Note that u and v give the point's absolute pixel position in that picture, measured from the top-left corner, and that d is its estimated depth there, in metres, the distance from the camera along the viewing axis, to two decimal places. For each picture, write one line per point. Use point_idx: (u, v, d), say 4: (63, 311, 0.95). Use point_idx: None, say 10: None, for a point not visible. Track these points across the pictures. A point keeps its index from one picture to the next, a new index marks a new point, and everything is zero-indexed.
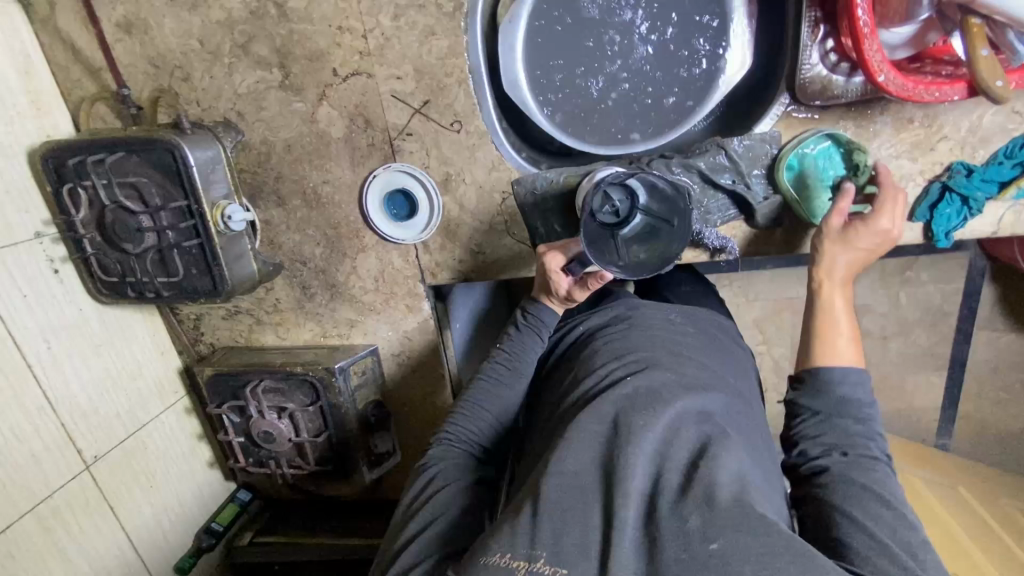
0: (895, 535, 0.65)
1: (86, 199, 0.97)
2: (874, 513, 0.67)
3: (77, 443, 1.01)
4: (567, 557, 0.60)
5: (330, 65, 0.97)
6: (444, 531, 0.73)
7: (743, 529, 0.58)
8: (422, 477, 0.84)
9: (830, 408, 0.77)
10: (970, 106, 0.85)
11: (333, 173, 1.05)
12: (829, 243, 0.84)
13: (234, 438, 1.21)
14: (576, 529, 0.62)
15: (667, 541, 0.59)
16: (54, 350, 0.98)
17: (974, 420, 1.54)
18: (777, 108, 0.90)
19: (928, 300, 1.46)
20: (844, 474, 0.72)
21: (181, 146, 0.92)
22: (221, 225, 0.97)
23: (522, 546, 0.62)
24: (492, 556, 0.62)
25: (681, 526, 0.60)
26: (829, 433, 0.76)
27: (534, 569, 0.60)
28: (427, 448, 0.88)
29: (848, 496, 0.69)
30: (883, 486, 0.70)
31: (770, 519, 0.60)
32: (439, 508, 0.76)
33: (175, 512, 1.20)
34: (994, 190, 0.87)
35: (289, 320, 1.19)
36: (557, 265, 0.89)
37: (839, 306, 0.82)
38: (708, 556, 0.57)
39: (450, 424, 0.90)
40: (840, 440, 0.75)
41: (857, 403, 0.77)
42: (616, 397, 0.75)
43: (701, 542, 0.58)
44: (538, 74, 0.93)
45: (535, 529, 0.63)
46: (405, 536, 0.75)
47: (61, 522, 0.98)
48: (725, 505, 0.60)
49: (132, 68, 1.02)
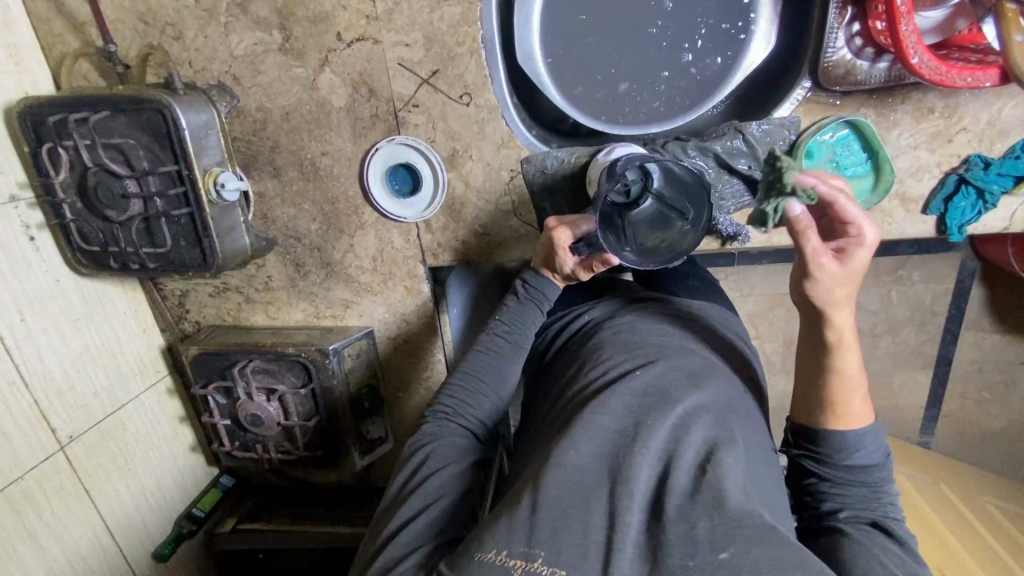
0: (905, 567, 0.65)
1: (67, 160, 0.90)
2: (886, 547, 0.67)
3: (51, 422, 0.95)
4: (568, 558, 0.57)
5: (334, 28, 0.92)
6: (442, 515, 0.70)
7: (753, 539, 0.55)
8: (415, 451, 0.80)
9: (846, 459, 0.74)
10: (990, 97, 0.84)
11: (332, 144, 1.00)
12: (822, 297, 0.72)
13: (219, 420, 1.15)
14: (577, 528, 0.59)
15: (674, 543, 0.56)
16: (28, 324, 0.92)
17: (956, 419, 1.56)
18: (797, 92, 0.88)
19: (919, 300, 1.46)
20: (859, 512, 0.71)
21: (173, 106, 0.86)
22: (214, 193, 0.92)
23: (519, 542, 0.58)
24: (487, 552, 0.58)
25: (688, 531, 0.57)
26: (843, 494, 0.74)
27: (531, 569, 0.56)
28: (422, 422, 0.84)
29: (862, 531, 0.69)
30: (899, 529, 0.70)
31: (782, 531, 0.57)
32: (436, 489, 0.73)
33: (152, 499, 1.15)
34: (1010, 184, 0.87)
35: (281, 300, 1.14)
36: (565, 244, 0.83)
37: (853, 380, 0.74)
38: (716, 566, 0.54)
39: (445, 397, 0.85)
40: (855, 502, 0.73)
41: (871, 442, 0.75)
42: (626, 391, 0.71)
43: (709, 551, 0.55)
44: (555, 47, 0.89)
45: (533, 525, 0.59)
46: (394, 524, 0.70)
47: (33, 506, 0.92)
48: (735, 514, 0.57)
49: (120, 24, 0.95)
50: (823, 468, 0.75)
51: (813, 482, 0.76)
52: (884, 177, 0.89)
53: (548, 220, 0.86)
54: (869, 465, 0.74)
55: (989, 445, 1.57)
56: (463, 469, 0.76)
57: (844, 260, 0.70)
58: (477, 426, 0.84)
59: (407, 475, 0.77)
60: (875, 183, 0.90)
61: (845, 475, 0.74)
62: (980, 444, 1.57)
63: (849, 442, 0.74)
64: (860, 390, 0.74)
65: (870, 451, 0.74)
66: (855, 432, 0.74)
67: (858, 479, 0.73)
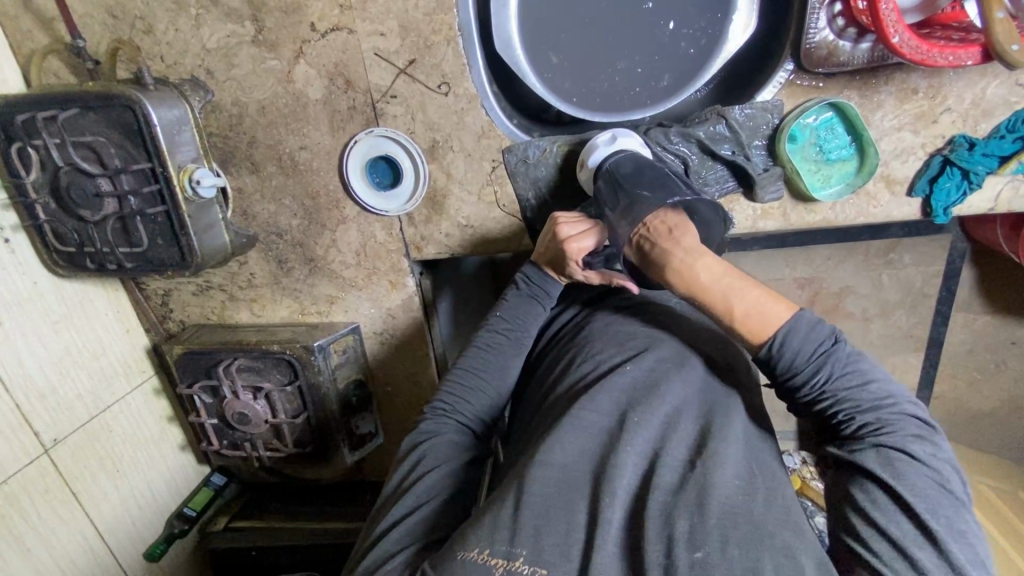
0: (915, 487, 0.55)
1: (38, 160, 0.88)
2: (891, 461, 0.57)
3: (34, 425, 0.94)
4: (548, 556, 0.56)
5: (308, 19, 0.90)
6: (437, 514, 0.69)
7: (733, 540, 0.54)
8: (412, 449, 0.79)
9: (799, 372, 0.63)
10: (974, 77, 0.83)
11: (311, 138, 0.98)
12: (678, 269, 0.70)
13: (206, 419, 1.14)
14: (559, 529, 0.58)
15: (652, 541, 0.55)
16: (5, 327, 0.90)
17: (946, 400, 1.56)
18: (780, 75, 0.87)
19: (910, 282, 1.44)
20: (859, 423, 0.61)
21: (143, 102, 0.84)
22: (189, 190, 0.90)
23: (501, 541, 0.57)
24: (469, 551, 0.57)
25: (668, 530, 0.55)
26: (837, 415, 0.62)
27: (512, 568, 0.55)
28: (421, 419, 0.83)
29: (861, 450, 0.59)
30: (897, 452, 0.58)
31: (768, 529, 0.56)
32: (432, 487, 0.72)
33: (142, 499, 1.14)
34: (995, 164, 0.85)
35: (265, 298, 1.13)
36: (580, 257, 0.83)
37: (738, 286, 0.66)
38: (691, 565, 0.52)
39: (444, 393, 0.85)
40: (855, 423, 0.61)
41: (824, 337, 0.63)
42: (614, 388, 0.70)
43: (687, 550, 0.53)
44: (532, 34, 0.88)
45: (516, 525, 0.58)
46: (388, 521, 0.70)
47: (17, 509, 0.91)
48: (718, 514, 0.56)
49: (89, 18, 0.93)
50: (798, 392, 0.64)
51: (798, 407, 0.66)
52: (869, 160, 0.88)
53: (566, 223, 0.84)
54: (841, 364, 0.62)
55: (978, 424, 1.58)
56: (456, 470, 0.74)
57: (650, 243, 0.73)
58: (475, 423, 0.83)
59: (403, 474, 0.76)
60: (860, 166, 0.89)
61: (826, 390, 0.62)
62: (970, 424, 1.58)
63: (786, 347, 0.63)
64: (749, 287, 0.66)
65: (833, 349, 0.63)
66: (790, 339, 0.63)
67: (841, 388, 0.62)
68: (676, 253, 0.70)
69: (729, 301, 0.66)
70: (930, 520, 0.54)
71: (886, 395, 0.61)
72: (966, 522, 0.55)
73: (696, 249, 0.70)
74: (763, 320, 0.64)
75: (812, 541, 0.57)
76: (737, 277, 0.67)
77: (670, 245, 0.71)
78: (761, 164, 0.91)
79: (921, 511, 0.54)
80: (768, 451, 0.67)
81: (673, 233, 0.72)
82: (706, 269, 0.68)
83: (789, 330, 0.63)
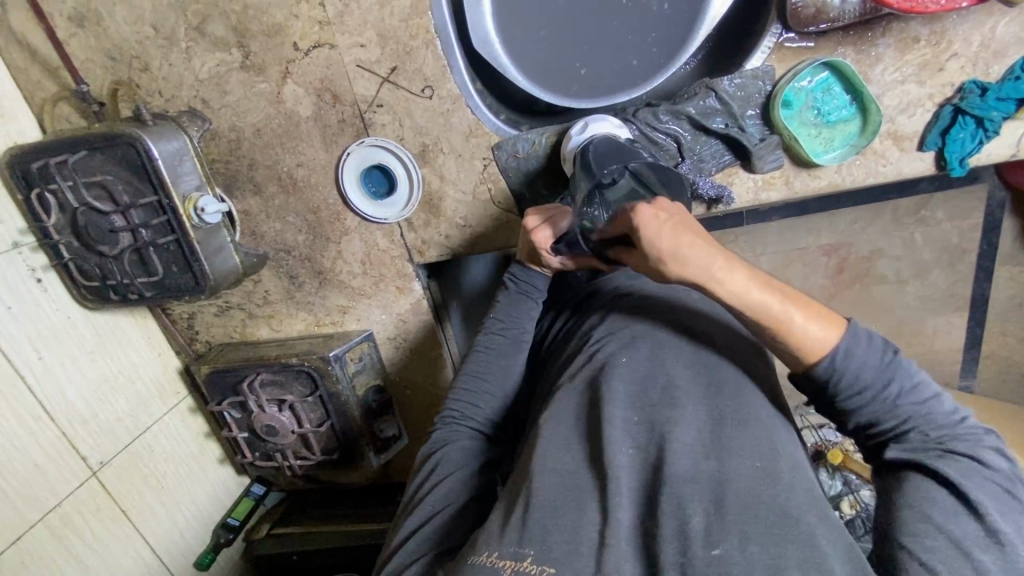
0: (990, 491, 0.54)
1: (56, 204, 0.93)
2: (965, 469, 0.55)
3: (80, 450, 1.00)
4: (556, 554, 0.54)
5: (290, 39, 0.92)
6: (449, 523, 0.67)
7: (752, 536, 0.51)
8: (425, 460, 0.78)
9: (859, 382, 0.59)
10: (980, 17, 0.78)
11: (306, 155, 1.01)
12: (716, 281, 0.59)
13: (238, 433, 1.19)
14: (566, 526, 0.56)
15: (664, 538, 0.53)
16: (45, 361, 0.96)
17: (999, 359, 1.47)
18: (768, 39, 0.84)
19: (945, 239, 1.36)
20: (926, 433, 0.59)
21: (143, 138, 0.87)
22: (196, 218, 0.93)
23: (509, 543, 0.56)
24: (479, 555, 0.56)
25: (678, 527, 0.53)
26: (906, 428, 0.59)
27: (520, 569, 0.54)
28: (431, 431, 0.82)
29: (935, 457, 0.57)
30: (964, 460, 0.56)
31: (793, 515, 0.53)
32: (444, 496, 0.70)
33: (188, 513, 1.21)
34: (1011, 108, 0.79)
35: (281, 313, 1.17)
36: (547, 245, 0.83)
37: (776, 292, 0.60)
38: (707, 562, 0.50)
39: (452, 401, 0.84)
40: (929, 433, 0.58)
41: (883, 349, 0.60)
42: (623, 379, 0.66)
43: (702, 546, 0.51)
44: (508, 26, 0.87)
45: (523, 526, 0.57)
46: (403, 533, 0.68)
47: (74, 529, 0.98)
48: (737, 509, 0.53)
49: (90, 63, 0.97)
50: (856, 408, 0.61)
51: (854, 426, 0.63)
52: (871, 118, 0.83)
53: (531, 214, 0.85)
54: (904, 375, 0.60)
55: None
56: (468, 476, 0.73)
57: (681, 253, 0.60)
58: (486, 426, 0.82)
59: (417, 486, 0.74)
60: (863, 126, 0.85)
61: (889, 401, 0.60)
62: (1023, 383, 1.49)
63: (842, 364, 0.59)
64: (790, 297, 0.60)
65: (893, 359, 0.61)
66: (849, 353, 0.59)
67: (905, 398, 0.59)
68: (714, 262, 0.60)
69: (770, 314, 0.59)
70: (1001, 522, 0.52)
71: (946, 401, 0.60)
72: None
73: (724, 252, 0.60)
74: (817, 337, 0.59)
75: (839, 527, 0.54)
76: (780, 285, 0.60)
77: (696, 252, 0.60)
78: (757, 134, 0.88)
79: (994, 516, 0.52)
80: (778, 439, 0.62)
81: (699, 231, 0.61)
82: (743, 277, 0.59)
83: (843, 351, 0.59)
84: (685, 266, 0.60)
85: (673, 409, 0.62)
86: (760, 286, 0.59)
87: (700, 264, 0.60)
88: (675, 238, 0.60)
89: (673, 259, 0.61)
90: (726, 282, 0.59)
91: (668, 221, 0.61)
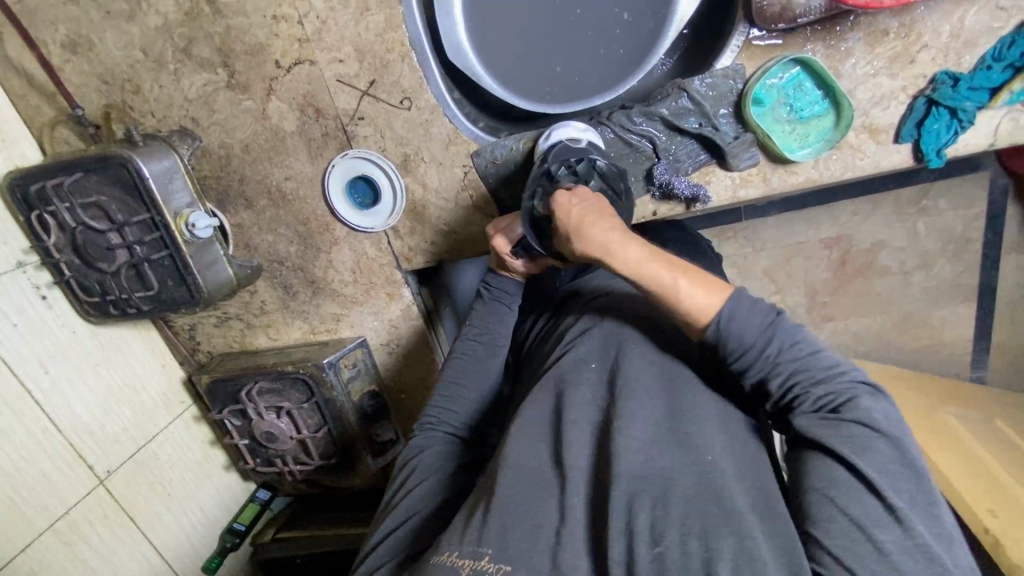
0: (876, 462, 0.55)
1: (56, 224, 0.97)
2: (854, 436, 0.56)
3: (88, 460, 1.04)
4: (514, 552, 0.56)
5: (272, 57, 0.95)
6: (419, 528, 0.69)
7: (693, 532, 0.52)
8: (403, 464, 0.80)
9: (742, 347, 0.62)
10: (949, 7, 0.78)
11: (293, 168, 1.04)
12: (608, 252, 0.67)
13: (239, 440, 1.23)
14: (526, 525, 0.57)
15: (615, 537, 0.54)
16: (52, 374, 1.01)
17: (1008, 349, 1.43)
18: (737, 38, 0.85)
19: (947, 228, 1.34)
20: (815, 397, 0.60)
21: (134, 159, 0.91)
22: (188, 233, 0.97)
23: (470, 542, 0.58)
24: (440, 556, 0.58)
25: (630, 525, 0.54)
26: (796, 392, 0.61)
27: (479, 568, 0.56)
28: (411, 436, 0.84)
29: (819, 424, 0.58)
30: (854, 424, 0.57)
31: (735, 509, 0.53)
32: (416, 500, 0.72)
33: (194, 516, 1.24)
34: (985, 98, 0.79)
35: (278, 322, 1.20)
36: (506, 250, 0.86)
37: (668, 262, 0.66)
38: (652, 560, 0.51)
39: (430, 408, 0.86)
40: (822, 398, 0.60)
41: (767, 313, 0.63)
42: (589, 385, 0.67)
43: (648, 543, 0.52)
44: (479, 36, 0.88)
45: (483, 526, 0.58)
46: (377, 535, 0.71)
47: (81, 536, 1.02)
48: (682, 507, 0.54)
49: (85, 88, 1.01)
50: (746, 372, 0.63)
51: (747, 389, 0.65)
52: (845, 112, 0.83)
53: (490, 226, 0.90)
54: (787, 338, 0.62)
55: None
56: (441, 480, 0.75)
57: (579, 230, 0.69)
58: (464, 431, 0.84)
59: (392, 491, 0.76)
60: (837, 120, 0.85)
61: (772, 362, 0.62)
62: None
63: (725, 329, 0.63)
64: (681, 266, 0.66)
65: (778, 321, 0.63)
66: (735, 318, 0.63)
67: (790, 361, 0.62)
68: (607, 236, 0.68)
69: (662, 283, 0.65)
70: (894, 496, 0.53)
71: (832, 362, 0.61)
72: (930, 494, 0.54)
73: (620, 229, 0.68)
74: (704, 301, 0.64)
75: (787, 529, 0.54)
76: (673, 258, 0.67)
77: (592, 229, 0.69)
78: (731, 132, 0.88)
79: (888, 490, 0.53)
80: (741, 436, 0.64)
81: (603, 211, 0.70)
82: (635, 249, 0.67)
83: (728, 314, 0.63)
84: (581, 240, 0.69)
85: (623, 401, 0.62)
86: (654, 258, 0.66)
87: (598, 237, 0.68)
88: (577, 214, 0.70)
89: (572, 234, 0.70)
90: (619, 253, 0.67)
91: (571, 202, 0.71)
